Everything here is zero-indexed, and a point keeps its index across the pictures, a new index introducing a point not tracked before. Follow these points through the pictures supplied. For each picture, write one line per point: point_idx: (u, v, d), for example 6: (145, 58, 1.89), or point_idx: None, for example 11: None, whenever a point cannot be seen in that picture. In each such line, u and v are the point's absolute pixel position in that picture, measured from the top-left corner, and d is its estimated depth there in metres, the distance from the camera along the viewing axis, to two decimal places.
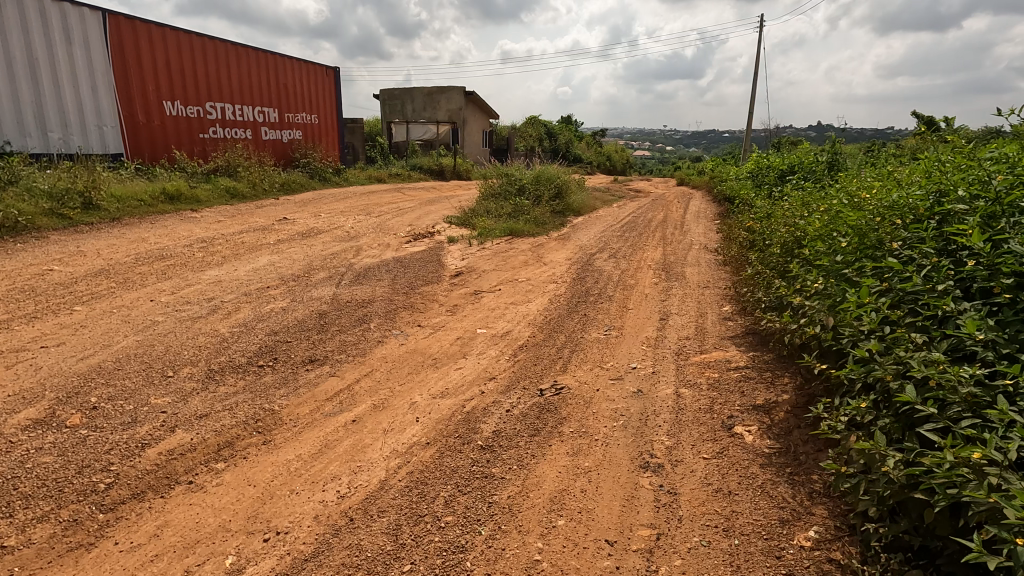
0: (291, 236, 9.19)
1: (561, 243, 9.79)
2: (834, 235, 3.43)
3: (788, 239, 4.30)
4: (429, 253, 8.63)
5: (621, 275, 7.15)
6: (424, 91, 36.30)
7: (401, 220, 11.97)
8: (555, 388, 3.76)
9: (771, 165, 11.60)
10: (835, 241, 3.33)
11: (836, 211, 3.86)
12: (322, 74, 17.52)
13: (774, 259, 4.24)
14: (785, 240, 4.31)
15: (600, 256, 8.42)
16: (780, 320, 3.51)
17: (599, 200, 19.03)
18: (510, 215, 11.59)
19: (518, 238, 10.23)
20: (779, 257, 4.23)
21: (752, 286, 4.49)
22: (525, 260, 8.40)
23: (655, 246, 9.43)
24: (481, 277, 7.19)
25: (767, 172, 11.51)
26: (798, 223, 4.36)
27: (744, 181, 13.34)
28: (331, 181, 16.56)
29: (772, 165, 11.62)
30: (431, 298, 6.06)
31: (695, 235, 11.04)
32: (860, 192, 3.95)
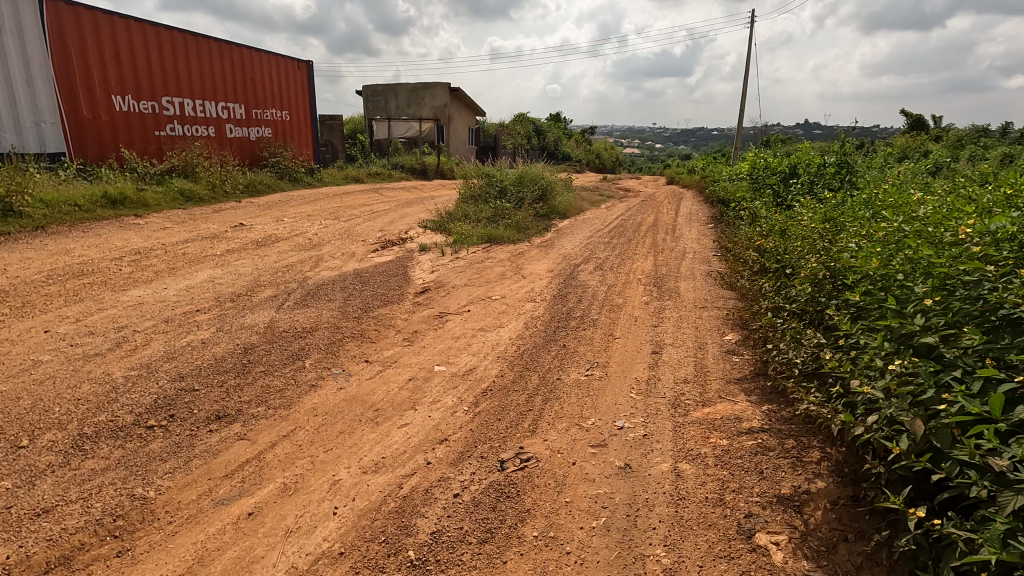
0: (243, 245, 8.29)
1: (543, 252, 8.99)
2: (905, 284, 2.66)
3: (822, 268, 3.54)
4: (396, 265, 7.78)
5: (607, 291, 6.36)
6: (408, 87, 35.30)
7: (372, 225, 11.10)
8: (520, 460, 2.95)
9: (771, 166, 10.86)
10: (910, 294, 2.56)
11: (891, 243, 3.09)
12: (293, 67, 16.52)
13: (807, 299, 3.47)
14: (818, 273, 3.54)
15: (585, 267, 7.63)
16: (825, 392, 2.73)
17: (587, 202, 18.25)
18: (489, 220, 10.75)
19: (497, 246, 9.41)
20: (813, 295, 3.46)
21: (773, 327, 3.71)
22: (502, 272, 7.59)
23: (645, 255, 8.65)
24: (450, 294, 6.37)
25: (766, 173, 10.79)
26: (834, 253, 3.59)
27: (739, 183, 12.61)
28: (303, 182, 15.63)
29: (771, 166, 10.88)
30: (388, 323, 5.23)
31: (688, 241, 10.29)
32: (919, 218, 3.19)
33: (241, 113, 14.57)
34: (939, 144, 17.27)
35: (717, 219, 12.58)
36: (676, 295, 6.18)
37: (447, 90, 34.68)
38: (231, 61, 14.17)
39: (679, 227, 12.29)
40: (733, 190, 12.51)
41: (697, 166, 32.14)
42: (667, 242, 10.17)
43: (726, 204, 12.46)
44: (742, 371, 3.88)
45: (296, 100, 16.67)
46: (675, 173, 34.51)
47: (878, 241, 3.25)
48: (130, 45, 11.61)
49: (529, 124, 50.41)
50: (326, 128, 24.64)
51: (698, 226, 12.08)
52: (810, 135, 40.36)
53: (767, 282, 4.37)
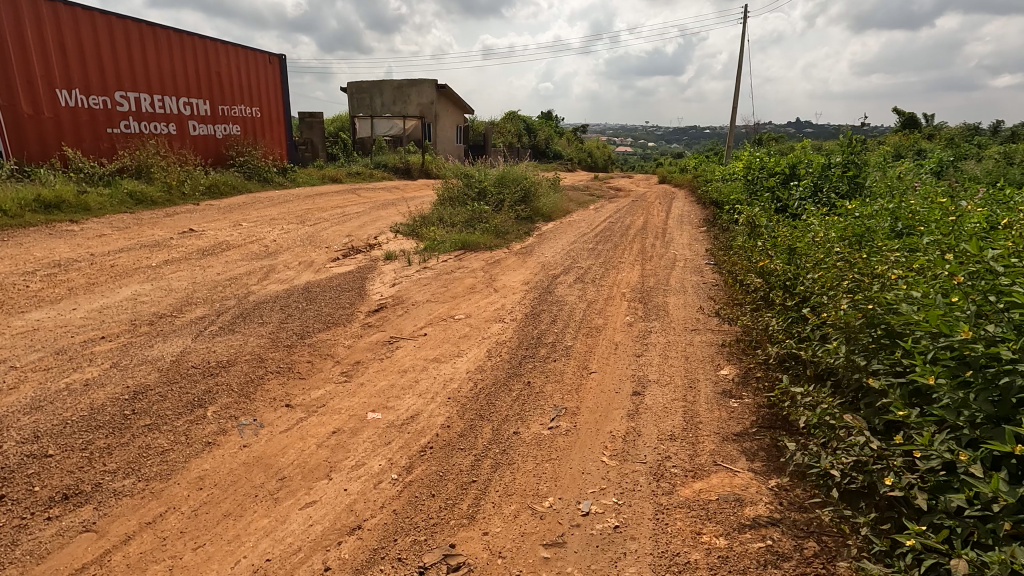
0: (187, 254, 7.49)
1: (520, 260, 8.25)
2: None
3: (857, 315, 2.77)
4: (354, 276, 7.00)
5: (586, 308, 5.60)
6: (394, 84, 34.42)
7: (339, 230, 10.31)
8: (449, 567, 2.22)
9: (765, 163, 10.16)
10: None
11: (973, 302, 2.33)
12: (265, 61, 15.61)
13: (841, 359, 2.69)
14: (853, 324, 2.77)
15: (564, 279, 6.88)
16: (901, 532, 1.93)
17: (574, 202, 17.53)
18: (465, 224, 9.98)
19: (472, 253, 8.65)
20: (848, 354, 2.69)
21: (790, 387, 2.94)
22: (472, 285, 6.84)
23: (631, 264, 7.92)
24: (408, 313, 5.60)
25: (760, 171, 10.08)
26: (871, 295, 2.82)
27: (733, 184, 11.92)
28: (274, 182, 14.80)
29: (766, 163, 10.18)
30: (326, 353, 4.46)
31: (678, 246, 9.59)
32: (998, 267, 2.45)
33: (206, 109, 13.69)
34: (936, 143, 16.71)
35: (710, 222, 11.88)
36: (663, 313, 5.44)
37: (434, 87, 33.84)
38: (193, 54, 13.25)
39: (670, 230, 11.57)
40: (727, 189, 11.81)
41: (688, 165, 31.53)
42: (656, 248, 9.43)
43: (719, 206, 11.76)
44: (742, 423, 3.14)
45: (268, 96, 15.76)
46: (666, 171, 33.89)
47: (947, 292, 2.49)
48: (77, 35, 10.69)
49: (519, 122, 49.62)
50: (306, 126, 23.75)
51: (690, 230, 11.38)
52: (802, 133, 39.91)
53: (774, 317, 3.63)
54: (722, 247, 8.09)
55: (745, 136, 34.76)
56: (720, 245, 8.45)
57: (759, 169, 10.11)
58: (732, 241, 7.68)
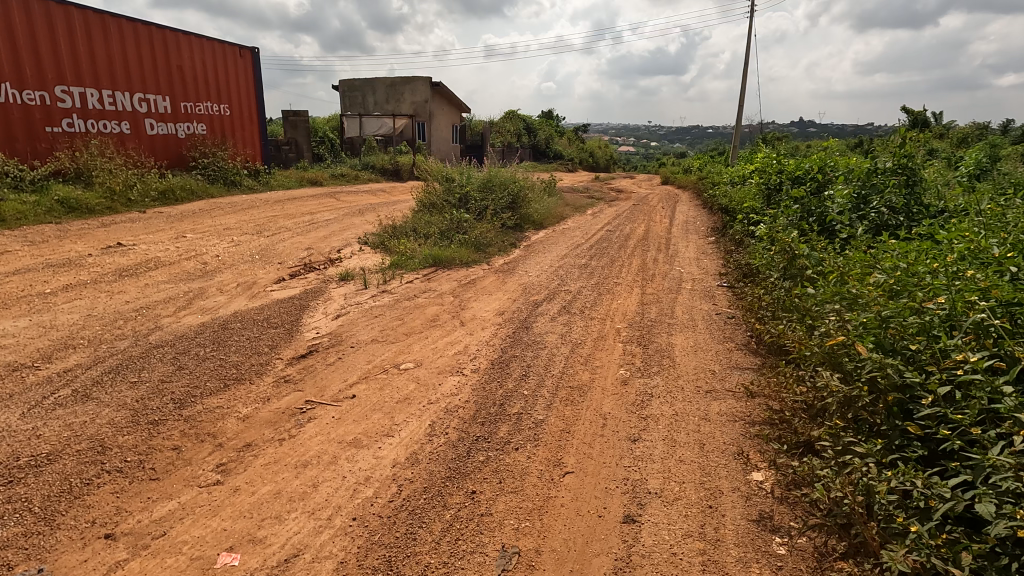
0: (100, 275, 6.29)
1: (499, 281, 7.06)
2: None
3: None
4: (295, 304, 5.82)
5: (568, 355, 4.36)
6: (387, 82, 33.27)
7: (300, 242, 9.13)
8: None
9: (781, 163, 8.94)
10: None
11: None
12: (235, 54, 14.39)
13: None
14: None
15: (546, 309, 5.66)
16: None
17: (571, 206, 16.34)
18: (441, 236, 8.77)
19: (444, 272, 7.44)
20: None
21: None
22: (434, 317, 5.64)
23: (630, 287, 6.69)
24: (342, 361, 4.39)
25: (775, 172, 8.89)
26: None
27: (744, 189, 10.72)
28: (243, 185, 13.71)
29: (783, 163, 8.96)
30: (206, 431, 3.27)
31: (684, 261, 8.39)
32: None
33: (165, 106, 12.49)
34: (959, 141, 15.48)
35: (720, 231, 10.64)
36: (668, 364, 4.20)
37: (428, 85, 32.73)
38: (149, 46, 12.04)
39: (675, 240, 10.35)
40: (739, 195, 10.59)
41: (692, 165, 30.27)
42: (659, 264, 8.19)
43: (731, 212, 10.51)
44: None
45: (238, 93, 14.55)
46: (669, 172, 32.69)
47: None
48: (9, 20, 9.50)
49: (518, 120, 48.39)
50: (289, 125, 22.57)
51: (697, 240, 10.14)
52: (809, 132, 38.65)
53: (864, 457, 2.34)
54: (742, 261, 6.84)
55: (750, 135, 33.55)
56: (739, 259, 7.19)
57: (775, 169, 8.90)
58: (750, 259, 6.46)
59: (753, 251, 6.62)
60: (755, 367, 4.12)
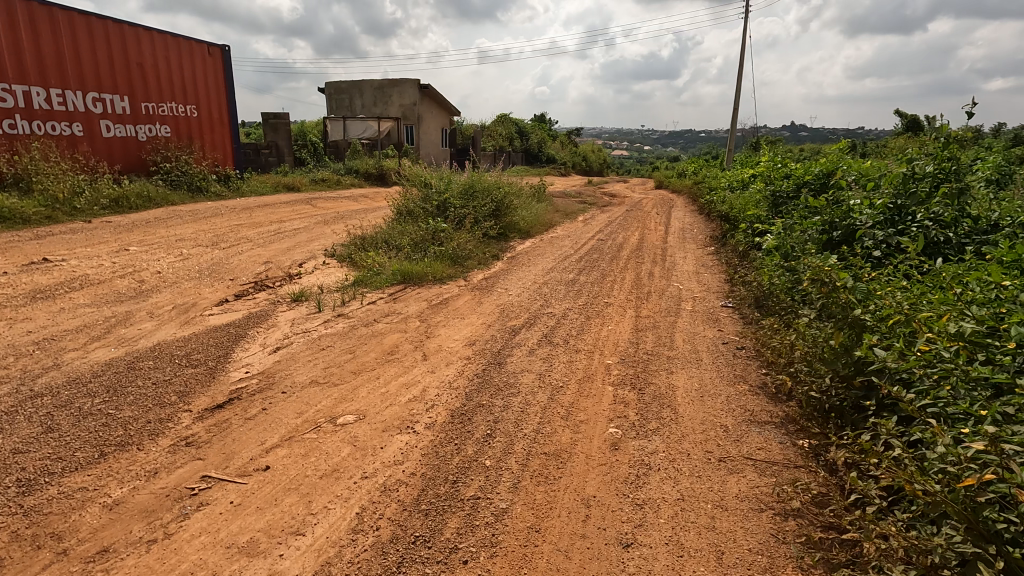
0: (9, 298, 5.44)
1: (475, 301, 6.25)
2: None
3: None
4: (231, 332, 4.99)
5: (546, 404, 3.53)
6: (375, 84, 32.48)
7: (259, 254, 8.30)
8: None
9: (787, 166, 8.19)
10: None
11: None
12: (203, 52, 13.52)
13: None
14: None
15: (526, 339, 4.83)
16: None
17: (562, 212, 15.58)
18: (414, 247, 7.94)
19: (414, 290, 6.61)
20: None
21: None
22: (393, 348, 4.80)
23: (622, 308, 5.88)
24: (266, 413, 3.54)
25: (781, 176, 8.12)
26: None
27: (745, 195, 9.98)
28: (210, 192, 12.88)
29: (789, 166, 8.21)
30: (49, 531, 2.43)
31: (682, 275, 7.62)
32: None
33: (123, 107, 11.62)
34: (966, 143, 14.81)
35: (720, 241, 9.84)
36: (669, 417, 3.38)
37: (416, 87, 31.97)
38: (105, 41, 11.17)
39: (673, 250, 9.54)
40: (741, 201, 9.82)
41: (687, 169, 29.58)
42: (656, 279, 7.38)
43: (732, 219, 9.71)
44: None
45: (207, 93, 13.69)
46: (663, 177, 32.01)
47: None
48: None
49: (510, 124, 47.67)
50: (269, 128, 21.70)
51: (696, 251, 9.35)
52: (804, 135, 38.11)
53: None
54: (752, 277, 6.03)
55: (745, 139, 32.94)
56: (747, 274, 6.38)
57: (781, 173, 8.13)
58: (760, 277, 5.67)
59: (763, 268, 5.83)
60: (776, 422, 3.32)
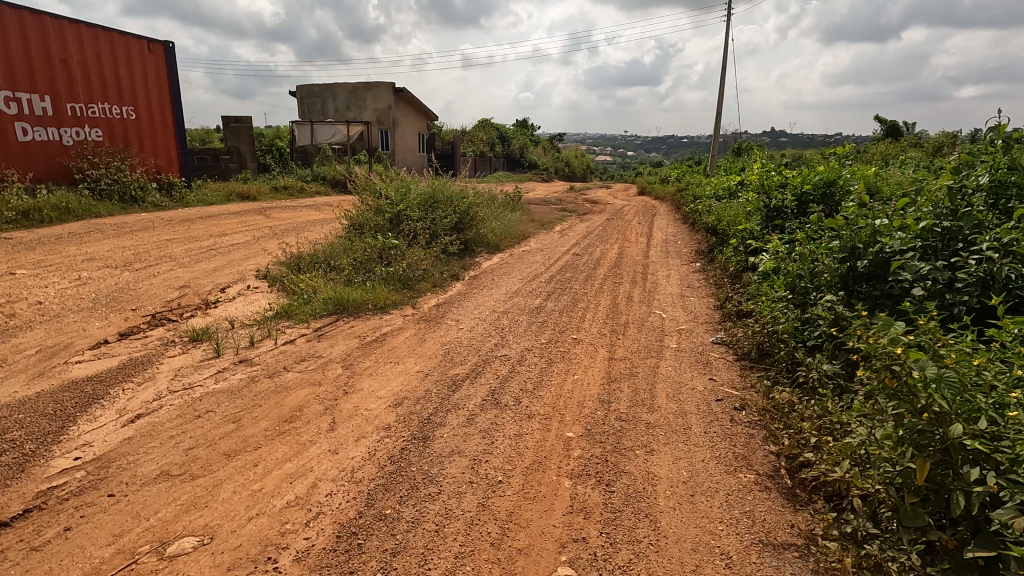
0: None
1: (417, 337, 5.20)
2: None
3: None
4: (89, 389, 3.88)
5: (472, 518, 2.48)
6: (348, 87, 31.33)
7: (178, 275, 7.17)
8: None
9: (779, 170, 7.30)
10: None
11: None
12: (142, 47, 12.31)
13: None
14: None
15: (466, 397, 3.78)
16: None
17: (538, 222, 14.61)
18: (357, 267, 6.86)
19: (347, 322, 5.53)
20: None
21: None
22: (294, 410, 3.72)
23: (593, 346, 4.87)
24: (65, 540, 2.44)
25: (772, 181, 7.21)
26: None
27: (734, 205, 9.08)
28: (147, 203, 11.74)
29: (781, 170, 7.32)
30: None
31: (664, 299, 6.65)
32: None
33: (43, 108, 10.41)
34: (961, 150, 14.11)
35: (707, 257, 8.89)
36: (646, 542, 2.36)
37: (391, 90, 30.91)
38: (20, 34, 9.96)
39: (656, 267, 8.57)
40: (729, 211, 8.93)
41: (670, 175, 28.80)
42: (634, 304, 6.38)
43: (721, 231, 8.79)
44: None
45: (147, 93, 12.48)
46: (645, 183, 31.20)
47: None
48: None
49: (491, 129, 46.68)
50: (230, 132, 20.49)
51: (681, 268, 8.39)
52: (787, 140, 37.72)
53: None
54: (750, 307, 5.08)
55: (728, 144, 32.33)
56: (743, 301, 5.43)
57: (772, 178, 7.23)
58: (759, 310, 4.72)
59: (763, 297, 4.89)
60: (800, 548, 2.34)
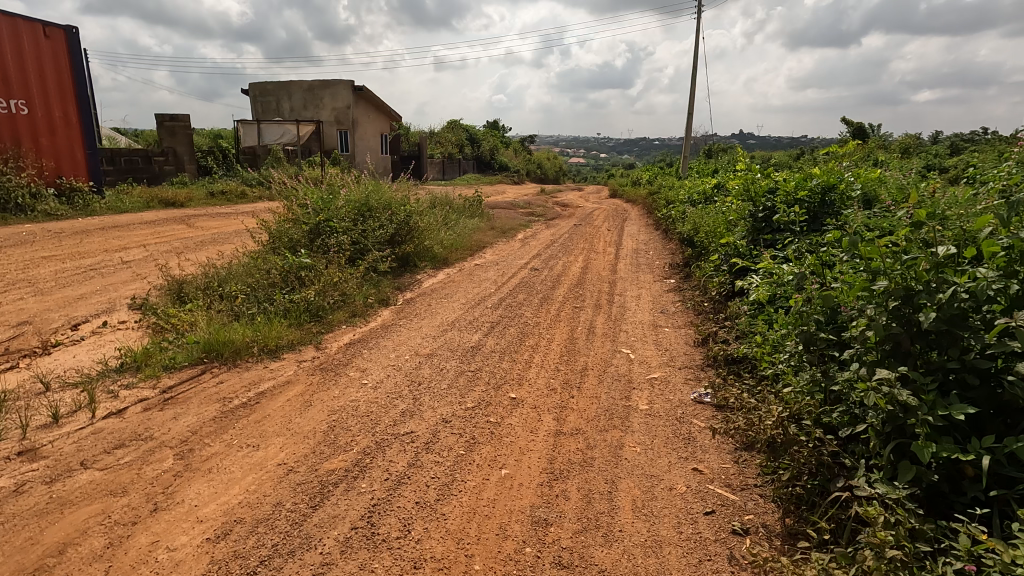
0: None
1: (302, 398, 3.88)
2: None
3: None
4: None
5: None
6: (304, 85, 29.61)
7: (24, 306, 5.68)
8: None
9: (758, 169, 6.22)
10: None
11: None
12: (36, 32, 10.67)
13: None
14: None
15: (329, 523, 2.47)
16: None
17: (500, 229, 13.35)
18: (252, 293, 5.48)
19: (214, 377, 4.16)
20: None
21: None
22: (50, 553, 2.36)
23: (535, 410, 3.60)
24: None
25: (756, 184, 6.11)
26: None
27: (712, 213, 7.97)
28: (38, 212, 10.12)
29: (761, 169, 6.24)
30: None
31: (632, 329, 5.46)
32: None
33: None
34: (942, 153, 13.37)
35: (685, 273, 7.74)
36: None
37: (349, 88, 29.33)
38: None
39: (626, 285, 7.37)
40: (706, 220, 7.83)
41: (641, 177, 27.87)
42: (595, 339, 5.15)
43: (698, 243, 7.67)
44: None
45: (43, 85, 10.84)
46: (617, 185, 30.25)
47: None
48: None
49: (459, 130, 45.27)
50: (165, 132, 18.72)
51: (653, 287, 7.22)
52: (757, 142, 37.33)
53: None
54: (745, 355, 3.89)
55: (699, 146, 31.63)
56: (735, 343, 4.25)
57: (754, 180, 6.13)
58: (758, 365, 3.54)
59: (760, 346, 3.70)
60: None
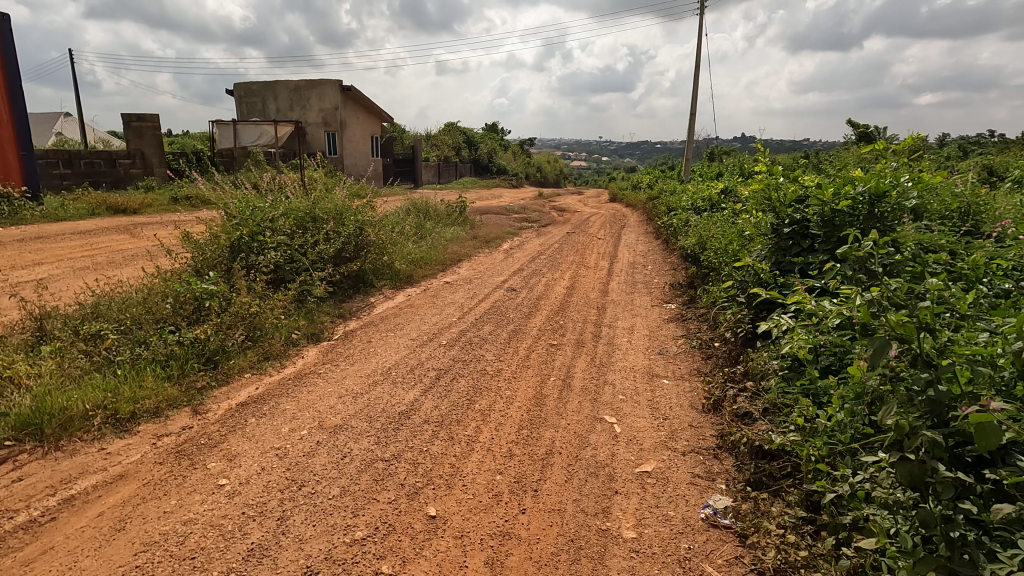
0: None
1: (125, 510, 2.62)
2: None
3: None
4: None
5: None
6: (290, 85, 28.42)
7: None
8: None
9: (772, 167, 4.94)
10: None
11: None
12: None
13: None
14: None
15: None
16: None
17: (483, 238, 12.11)
18: (128, 333, 4.24)
19: (14, 470, 2.91)
20: None
21: None
22: None
23: (460, 545, 2.34)
24: None
25: (774, 188, 4.83)
26: None
27: (720, 225, 6.70)
28: None
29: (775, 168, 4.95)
30: None
31: (620, 379, 4.21)
32: None
33: None
34: (971, 157, 12.12)
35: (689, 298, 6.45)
36: None
37: (337, 89, 28.14)
38: None
39: (616, 313, 6.09)
40: (713, 234, 6.55)
41: (641, 181, 26.57)
42: (570, 395, 3.88)
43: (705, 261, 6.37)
44: None
45: None
46: (616, 190, 29.07)
47: None
48: None
49: (455, 133, 44.12)
50: (131, 133, 17.55)
51: (649, 316, 5.95)
52: (761, 145, 36.10)
53: None
54: (787, 445, 2.59)
55: (701, 150, 30.34)
56: (768, 419, 2.95)
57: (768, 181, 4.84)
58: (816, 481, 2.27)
59: (814, 445, 2.44)
60: None
